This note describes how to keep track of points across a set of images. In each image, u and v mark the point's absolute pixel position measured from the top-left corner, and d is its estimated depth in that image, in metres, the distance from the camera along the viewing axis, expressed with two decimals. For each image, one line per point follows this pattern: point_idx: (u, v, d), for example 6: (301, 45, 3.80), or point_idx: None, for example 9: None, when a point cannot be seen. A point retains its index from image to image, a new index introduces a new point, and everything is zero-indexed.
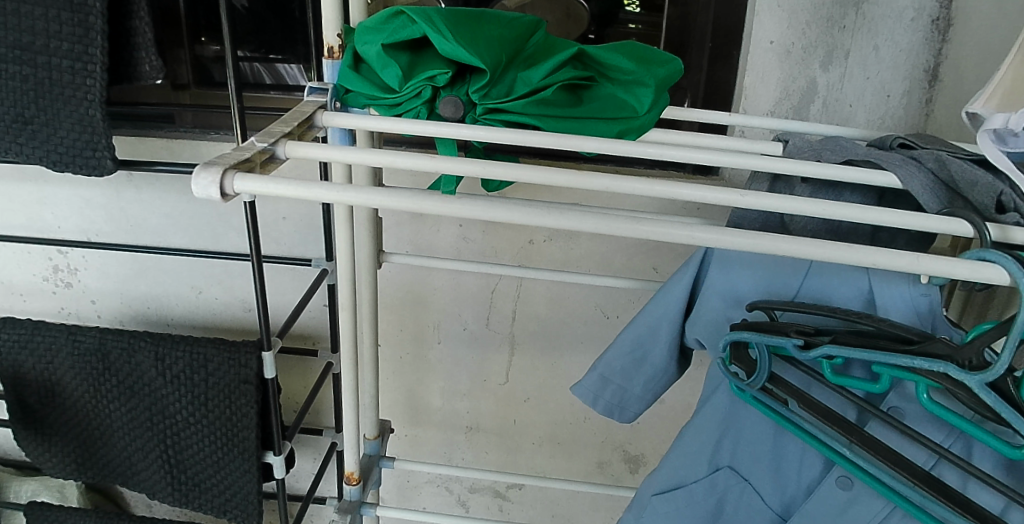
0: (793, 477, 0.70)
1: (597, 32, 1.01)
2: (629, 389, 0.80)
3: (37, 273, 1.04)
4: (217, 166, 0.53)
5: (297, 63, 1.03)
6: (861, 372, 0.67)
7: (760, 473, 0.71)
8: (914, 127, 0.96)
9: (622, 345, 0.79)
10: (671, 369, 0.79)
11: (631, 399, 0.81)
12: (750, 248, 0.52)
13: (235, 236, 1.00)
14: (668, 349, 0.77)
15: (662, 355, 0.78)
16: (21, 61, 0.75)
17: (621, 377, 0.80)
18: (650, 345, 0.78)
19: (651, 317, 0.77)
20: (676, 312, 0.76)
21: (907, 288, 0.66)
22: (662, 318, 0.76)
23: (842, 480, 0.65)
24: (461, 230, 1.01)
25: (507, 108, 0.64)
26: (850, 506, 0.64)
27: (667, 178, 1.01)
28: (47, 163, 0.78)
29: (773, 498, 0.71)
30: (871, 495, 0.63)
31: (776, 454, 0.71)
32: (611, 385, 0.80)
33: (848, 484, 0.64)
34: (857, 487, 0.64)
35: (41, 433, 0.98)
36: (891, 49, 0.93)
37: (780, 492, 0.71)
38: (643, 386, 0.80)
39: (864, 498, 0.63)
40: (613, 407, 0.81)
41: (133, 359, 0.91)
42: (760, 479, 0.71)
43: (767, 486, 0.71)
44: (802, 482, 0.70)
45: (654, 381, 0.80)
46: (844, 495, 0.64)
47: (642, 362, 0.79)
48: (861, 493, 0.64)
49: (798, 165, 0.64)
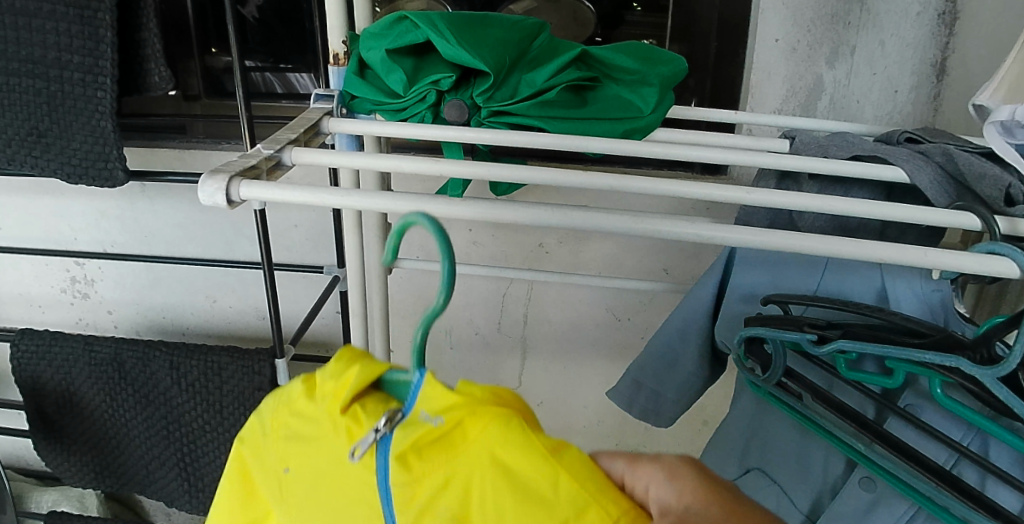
0: (818, 475, 0.68)
1: (604, 35, 1.01)
2: (662, 393, 0.80)
3: (55, 285, 1.06)
4: (223, 174, 0.53)
5: (307, 72, 1.04)
6: (873, 367, 0.66)
7: (790, 475, 0.70)
8: (923, 122, 0.95)
9: (654, 348, 0.79)
10: (703, 373, 0.78)
11: (667, 406, 0.80)
12: (753, 244, 0.52)
13: (248, 244, 1.00)
14: (701, 356, 0.77)
15: (692, 359, 0.77)
16: (33, 75, 0.76)
17: (654, 380, 0.79)
18: (680, 348, 0.77)
19: (684, 325, 0.76)
20: (704, 316, 0.75)
21: (918, 282, 0.64)
22: (689, 319, 0.76)
23: (865, 480, 0.63)
24: (472, 234, 1.01)
25: (513, 110, 0.65)
26: (873, 508, 0.63)
27: (676, 178, 1.00)
28: (61, 175, 0.79)
29: (801, 499, 0.69)
30: (894, 496, 0.61)
31: (801, 455, 0.69)
32: (644, 389, 0.80)
33: (871, 486, 0.63)
34: (879, 488, 0.62)
35: (61, 443, 0.99)
36: (897, 44, 0.93)
37: (808, 490, 0.68)
38: (677, 392, 0.79)
39: (885, 502, 0.62)
40: (648, 411, 0.81)
41: (148, 368, 0.92)
42: (790, 481, 0.70)
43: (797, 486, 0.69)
44: (828, 480, 0.67)
45: (687, 385, 0.78)
46: (868, 497, 0.63)
47: (673, 365, 0.78)
48: (883, 496, 0.62)
49: (804, 161, 0.64)
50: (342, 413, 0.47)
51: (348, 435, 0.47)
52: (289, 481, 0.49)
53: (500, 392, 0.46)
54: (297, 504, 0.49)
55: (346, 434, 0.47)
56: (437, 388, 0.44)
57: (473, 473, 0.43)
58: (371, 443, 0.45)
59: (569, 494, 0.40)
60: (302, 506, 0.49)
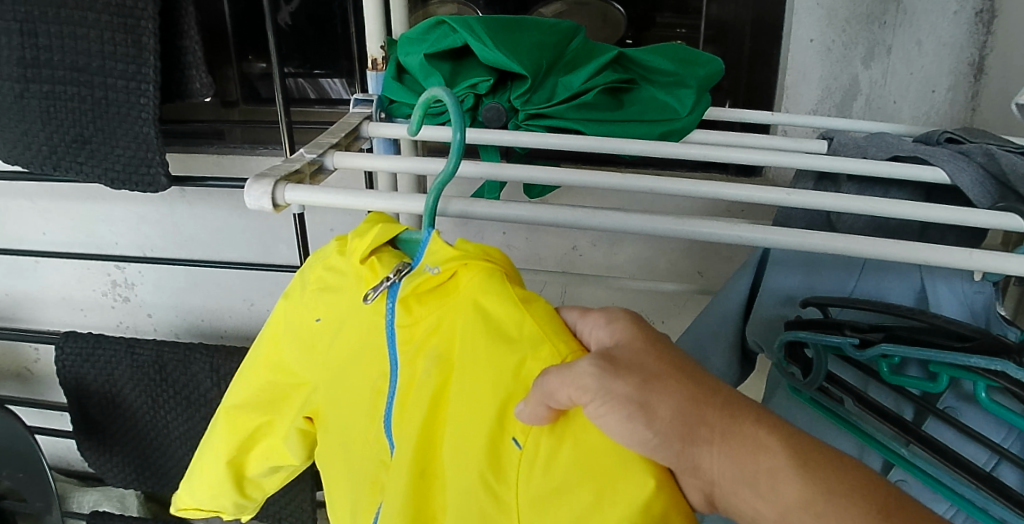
0: None
1: (635, 37, 1.00)
2: None
3: (97, 288, 1.09)
4: (268, 178, 0.54)
5: (340, 78, 1.05)
6: (917, 371, 0.64)
7: None
8: (961, 122, 0.93)
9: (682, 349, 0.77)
10: (738, 376, 0.77)
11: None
12: (794, 246, 0.52)
13: (284, 247, 1.01)
14: (736, 359, 0.76)
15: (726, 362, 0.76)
16: (79, 83, 0.78)
17: None
18: (711, 348, 0.75)
19: (717, 327, 0.76)
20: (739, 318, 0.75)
21: (961, 283, 0.63)
22: (724, 319, 0.75)
23: (900, 484, 0.62)
24: (506, 236, 1.02)
25: (550, 112, 0.66)
26: None
27: (710, 180, 0.99)
28: (106, 181, 0.81)
29: None
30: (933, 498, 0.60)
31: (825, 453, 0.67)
32: None
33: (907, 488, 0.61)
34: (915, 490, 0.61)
35: (104, 444, 1.01)
36: (934, 43, 0.91)
37: None
38: None
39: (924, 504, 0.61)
40: None
41: (189, 370, 0.94)
42: None
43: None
44: None
45: None
46: None
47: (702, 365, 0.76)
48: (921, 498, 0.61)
49: (845, 162, 0.64)
50: (362, 262, 0.57)
51: (367, 281, 0.57)
52: (322, 326, 0.61)
53: (490, 250, 0.55)
54: (325, 347, 0.61)
55: (364, 282, 0.58)
56: (437, 245, 0.53)
57: (462, 320, 0.54)
58: (385, 288, 0.56)
59: (531, 332, 0.50)
60: (330, 344, 0.60)
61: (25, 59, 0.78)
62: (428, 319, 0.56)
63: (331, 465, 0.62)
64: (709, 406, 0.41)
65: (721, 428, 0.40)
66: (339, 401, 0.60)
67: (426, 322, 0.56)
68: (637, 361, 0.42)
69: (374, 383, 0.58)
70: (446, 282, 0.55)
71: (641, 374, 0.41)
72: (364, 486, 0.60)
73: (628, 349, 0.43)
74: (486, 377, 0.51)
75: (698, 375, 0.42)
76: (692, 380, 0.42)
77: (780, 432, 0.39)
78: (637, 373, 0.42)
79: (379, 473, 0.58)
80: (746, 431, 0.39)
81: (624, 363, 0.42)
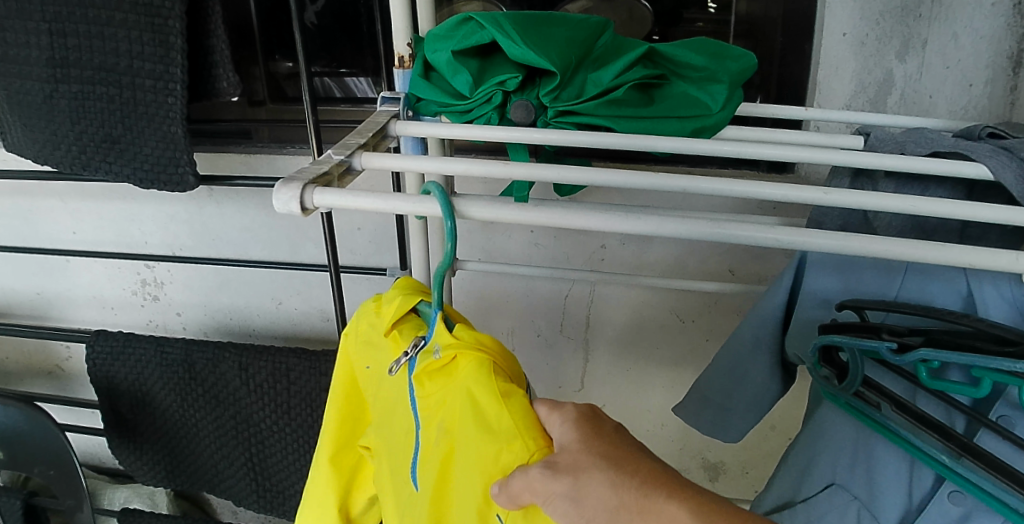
0: (902, 491, 0.62)
1: (662, 33, 0.99)
2: (728, 404, 0.78)
3: (127, 287, 1.10)
4: (297, 182, 0.54)
5: (365, 76, 1.05)
6: (958, 375, 0.61)
7: (871, 490, 0.64)
8: (999, 117, 0.90)
9: (720, 364, 0.77)
10: (776, 383, 0.75)
11: (732, 414, 0.78)
12: (835, 249, 0.50)
13: (312, 247, 1.02)
14: (770, 363, 0.74)
15: (760, 366, 0.75)
16: (106, 82, 0.79)
17: (722, 396, 0.79)
18: (749, 361, 0.75)
19: (749, 329, 0.74)
20: (774, 321, 0.73)
21: (1008, 287, 0.60)
22: (763, 325, 0.73)
23: (955, 494, 0.59)
24: (533, 236, 1.01)
25: (580, 109, 0.64)
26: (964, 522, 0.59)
27: (741, 177, 0.98)
28: (135, 180, 0.81)
29: (885, 516, 0.63)
30: (987, 511, 0.58)
31: (869, 465, 0.64)
32: (712, 405, 0.80)
33: (962, 500, 0.59)
34: (970, 502, 0.58)
35: (134, 442, 1.02)
36: (971, 36, 0.88)
37: (894, 506, 0.62)
38: (744, 399, 0.77)
39: (979, 516, 0.58)
40: (717, 426, 0.80)
41: (218, 369, 0.94)
42: (872, 497, 0.63)
43: (879, 503, 0.63)
44: (914, 497, 0.62)
45: (755, 395, 0.76)
46: (957, 511, 0.59)
47: (739, 378, 0.76)
48: (976, 508, 0.58)
49: (885, 159, 0.61)
50: (387, 334, 0.64)
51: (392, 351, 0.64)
52: (369, 372, 0.68)
53: (485, 337, 0.58)
54: (371, 391, 0.69)
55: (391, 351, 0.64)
56: (441, 330, 0.58)
57: (454, 400, 0.56)
58: (405, 362, 0.61)
59: (506, 426, 0.52)
60: (373, 390, 0.68)
61: (55, 59, 0.78)
62: (435, 396, 0.58)
63: (385, 501, 0.67)
64: (629, 488, 0.44)
65: (639, 506, 0.43)
66: (391, 450, 0.65)
67: (432, 398, 0.58)
68: (575, 460, 0.46)
69: (405, 440, 0.62)
70: (446, 362, 0.58)
71: (573, 474, 0.45)
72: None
73: (568, 451, 0.47)
74: (472, 460, 0.54)
75: (623, 458, 0.46)
76: (620, 466, 0.45)
77: (690, 504, 0.43)
78: (572, 473, 0.45)
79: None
80: (659, 504, 0.43)
81: (562, 463, 0.46)
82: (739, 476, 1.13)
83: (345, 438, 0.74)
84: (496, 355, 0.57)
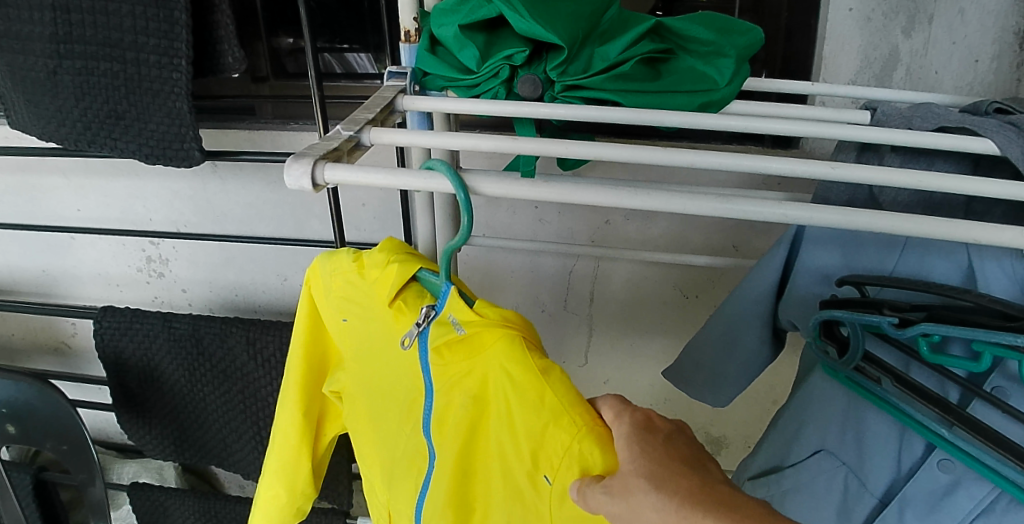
0: (892, 458, 0.63)
1: (666, 8, 0.98)
2: (723, 373, 0.79)
3: (132, 264, 1.10)
4: (308, 157, 0.54)
5: (367, 53, 1.04)
6: (959, 349, 0.61)
7: (861, 457, 0.65)
8: (1006, 93, 0.90)
9: (714, 333, 0.78)
10: (766, 350, 0.76)
11: (728, 384, 0.79)
12: (840, 223, 0.50)
13: (317, 223, 1.02)
14: (762, 332, 0.75)
15: (758, 337, 0.75)
16: (111, 58, 0.78)
17: (713, 362, 0.79)
18: (743, 331, 0.75)
19: (747, 301, 0.75)
20: (773, 294, 0.73)
21: (1011, 262, 0.61)
22: (758, 294, 0.74)
23: (944, 463, 0.59)
24: (537, 212, 1.01)
25: (587, 84, 0.64)
26: (953, 490, 0.59)
27: (746, 152, 0.97)
28: (140, 155, 0.81)
29: (874, 482, 0.64)
30: (976, 479, 0.58)
31: (859, 433, 0.65)
32: (703, 369, 0.80)
33: (951, 468, 0.59)
34: (959, 470, 0.59)
35: (143, 416, 1.03)
36: (978, 11, 0.88)
37: (883, 474, 0.64)
38: (741, 369, 0.78)
39: (968, 483, 0.58)
40: (707, 391, 0.81)
41: (225, 344, 0.94)
42: (861, 463, 0.65)
43: (869, 470, 0.64)
44: (901, 465, 0.63)
45: (751, 364, 0.77)
46: (946, 479, 0.59)
47: (733, 345, 0.77)
48: (965, 476, 0.59)
49: (894, 134, 0.61)
50: (389, 305, 0.66)
51: (396, 320, 0.66)
52: (348, 325, 0.72)
53: (510, 315, 0.60)
54: (353, 342, 0.72)
55: (394, 320, 0.67)
56: (459, 305, 0.60)
57: (492, 374, 0.60)
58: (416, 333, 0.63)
59: (550, 404, 0.55)
60: (359, 343, 0.71)
61: (58, 34, 0.78)
62: (457, 366, 0.62)
63: (371, 437, 0.73)
64: (673, 510, 0.45)
65: None
66: (388, 403, 0.70)
67: (457, 368, 0.62)
68: (625, 482, 0.48)
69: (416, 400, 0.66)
70: (470, 337, 0.60)
71: (625, 497, 0.47)
72: (405, 470, 0.68)
73: (620, 471, 0.49)
74: (520, 433, 0.58)
75: (668, 477, 0.47)
76: (663, 486, 0.46)
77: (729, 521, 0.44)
78: (624, 495, 0.47)
79: (406, 465, 0.68)
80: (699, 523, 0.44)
81: (615, 483, 0.48)
82: (740, 450, 1.14)
83: (311, 366, 0.77)
84: (522, 329, 0.60)
